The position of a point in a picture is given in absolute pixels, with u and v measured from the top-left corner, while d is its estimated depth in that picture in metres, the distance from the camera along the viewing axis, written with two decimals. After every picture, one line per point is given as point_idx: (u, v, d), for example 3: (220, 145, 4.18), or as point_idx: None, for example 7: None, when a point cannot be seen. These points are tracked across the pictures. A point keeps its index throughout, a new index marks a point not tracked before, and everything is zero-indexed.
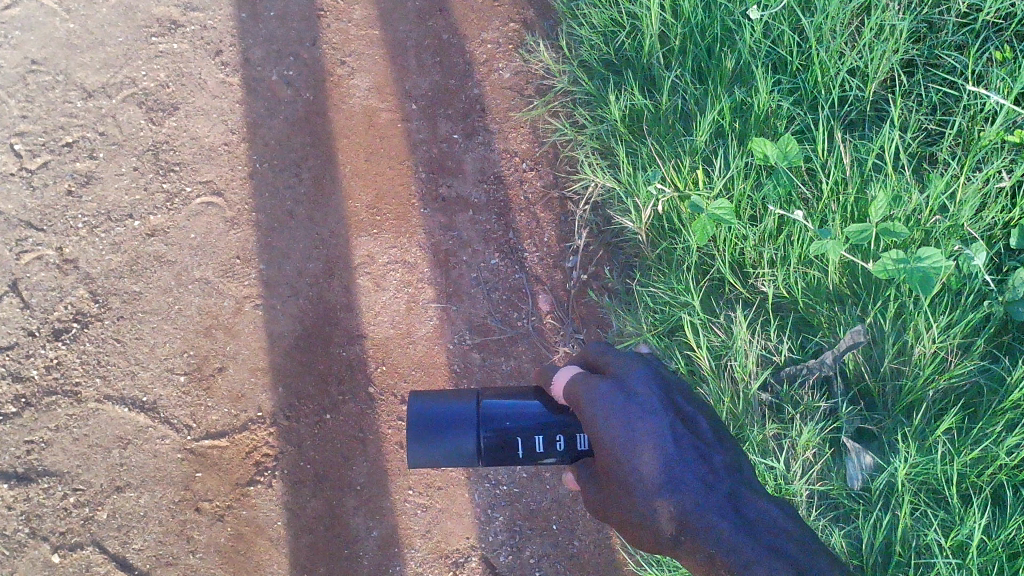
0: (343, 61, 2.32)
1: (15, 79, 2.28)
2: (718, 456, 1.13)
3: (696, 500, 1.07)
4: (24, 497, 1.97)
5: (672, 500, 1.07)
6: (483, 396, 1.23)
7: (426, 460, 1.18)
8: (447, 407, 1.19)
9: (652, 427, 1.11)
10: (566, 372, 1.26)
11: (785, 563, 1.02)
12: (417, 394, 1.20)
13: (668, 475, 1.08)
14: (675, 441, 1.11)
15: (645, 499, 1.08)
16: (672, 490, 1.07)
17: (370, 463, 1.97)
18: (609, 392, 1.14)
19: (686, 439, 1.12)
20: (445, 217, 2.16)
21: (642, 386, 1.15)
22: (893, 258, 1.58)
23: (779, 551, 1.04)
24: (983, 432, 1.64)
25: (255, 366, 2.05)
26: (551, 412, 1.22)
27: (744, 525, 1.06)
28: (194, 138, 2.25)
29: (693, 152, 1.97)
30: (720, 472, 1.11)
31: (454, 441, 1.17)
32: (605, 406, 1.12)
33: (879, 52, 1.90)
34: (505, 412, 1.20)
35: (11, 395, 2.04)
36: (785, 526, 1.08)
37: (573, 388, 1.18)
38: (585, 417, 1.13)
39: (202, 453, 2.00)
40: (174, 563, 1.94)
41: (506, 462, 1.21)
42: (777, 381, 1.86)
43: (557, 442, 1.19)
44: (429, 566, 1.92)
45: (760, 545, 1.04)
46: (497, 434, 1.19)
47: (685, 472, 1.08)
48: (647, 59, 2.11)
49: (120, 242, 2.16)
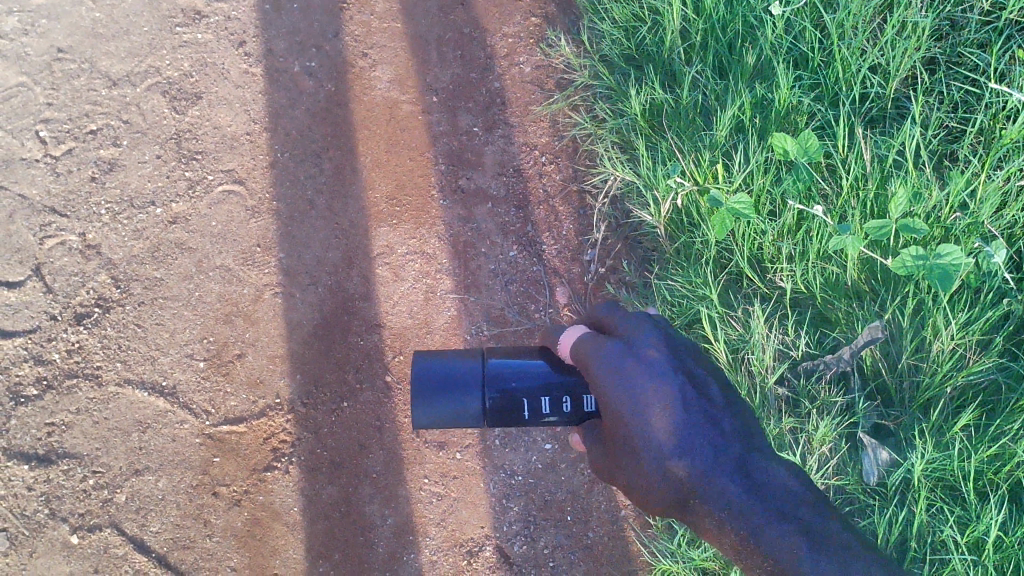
0: (365, 53, 2.33)
1: (42, 67, 2.30)
2: (729, 417, 1.14)
3: (706, 464, 1.10)
4: (44, 479, 2.00)
5: (681, 464, 1.10)
6: (488, 357, 1.30)
7: (435, 419, 1.25)
8: (454, 366, 1.26)
9: (660, 389, 1.12)
10: (572, 332, 1.29)
11: (795, 526, 1.08)
12: (424, 355, 1.27)
13: (676, 439, 1.11)
14: (684, 402, 1.12)
15: (655, 463, 1.11)
16: (682, 454, 1.10)
17: (386, 451, 1.98)
18: (618, 353, 1.16)
19: (696, 400, 1.13)
20: (464, 209, 2.18)
21: (651, 347, 1.17)
22: (912, 254, 1.58)
23: (789, 515, 1.09)
24: (1001, 429, 1.64)
25: (273, 353, 2.07)
26: (557, 371, 1.29)
27: (753, 491, 1.10)
28: (216, 128, 2.27)
29: (714, 147, 1.98)
30: (730, 436, 1.13)
31: (461, 400, 1.25)
32: (613, 368, 1.15)
33: (902, 49, 1.89)
34: (510, 373, 1.28)
35: (33, 377, 2.07)
36: (795, 488, 1.12)
37: (581, 349, 1.21)
38: (593, 379, 1.17)
39: (220, 438, 2.02)
40: (191, 547, 1.96)
41: (511, 422, 1.28)
42: (794, 376, 1.87)
43: (564, 403, 1.26)
44: (443, 554, 1.93)
45: (771, 510, 1.09)
46: (503, 393, 1.26)
47: (694, 437, 1.11)
48: (668, 54, 2.11)
49: (142, 228, 2.18)
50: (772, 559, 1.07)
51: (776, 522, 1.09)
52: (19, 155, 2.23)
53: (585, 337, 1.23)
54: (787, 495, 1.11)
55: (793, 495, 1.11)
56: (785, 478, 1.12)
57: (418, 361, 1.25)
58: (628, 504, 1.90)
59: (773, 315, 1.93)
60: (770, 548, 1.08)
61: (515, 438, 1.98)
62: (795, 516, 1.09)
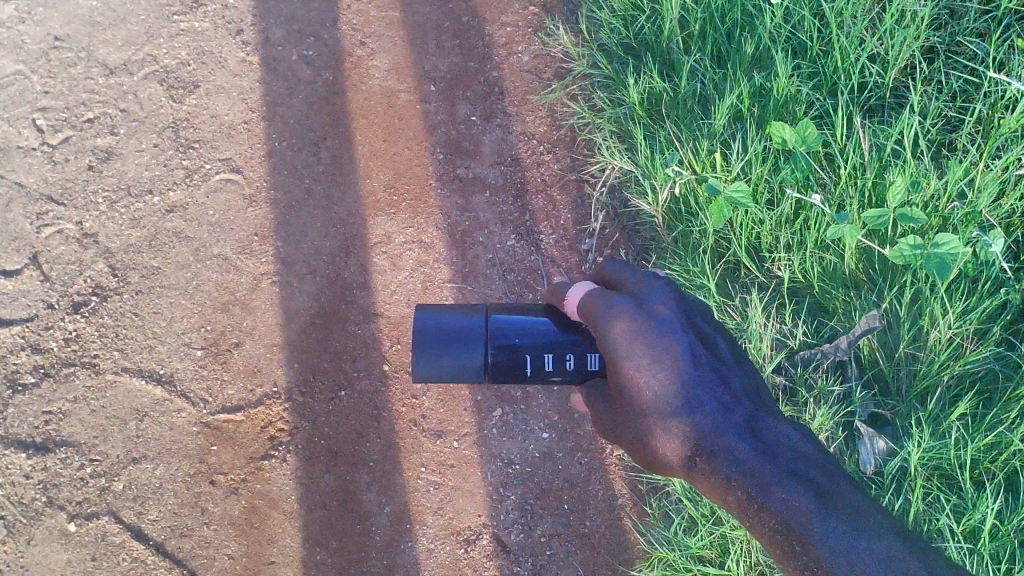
0: (363, 42, 2.32)
1: (38, 55, 2.29)
2: (736, 377, 1.18)
3: (715, 421, 1.12)
4: (42, 467, 2.00)
5: (689, 422, 1.12)
6: (493, 313, 1.30)
7: (436, 374, 1.25)
8: (457, 320, 1.27)
9: (670, 346, 1.14)
10: (581, 288, 1.28)
11: (803, 484, 1.06)
12: (427, 307, 1.28)
13: (686, 396, 1.13)
14: (694, 360, 1.15)
15: (663, 419, 1.13)
16: (691, 410, 1.12)
17: (384, 440, 1.99)
18: (627, 308, 1.17)
19: (705, 359, 1.16)
20: (462, 198, 2.17)
21: (662, 304, 1.18)
22: (910, 243, 1.57)
23: (798, 474, 1.07)
24: (998, 418, 1.64)
25: (271, 342, 2.07)
26: (561, 331, 1.28)
27: (762, 448, 1.10)
28: (214, 116, 2.26)
29: (712, 136, 1.98)
30: (737, 396, 1.16)
31: (463, 353, 1.25)
32: (622, 321, 1.15)
33: (901, 39, 1.89)
34: (513, 329, 1.27)
35: (30, 366, 2.06)
36: (803, 450, 1.11)
37: (589, 303, 1.21)
38: (602, 332, 1.17)
39: (217, 427, 2.02)
40: (189, 535, 1.96)
41: (514, 380, 1.28)
42: (791, 365, 1.87)
43: (568, 361, 1.25)
44: (441, 542, 1.93)
45: (780, 468, 1.07)
46: (505, 349, 1.25)
47: (703, 394, 1.13)
48: (667, 42, 2.10)
49: (140, 217, 2.18)
50: (781, 516, 1.03)
51: (783, 480, 1.06)
52: (16, 144, 2.22)
53: (593, 292, 1.22)
54: (795, 456, 1.10)
55: (800, 457, 1.10)
56: (793, 440, 1.12)
57: (421, 313, 1.26)
58: (625, 492, 1.91)
59: (771, 304, 1.93)
60: (778, 505, 1.04)
61: (512, 426, 1.98)
62: (804, 475, 1.07)
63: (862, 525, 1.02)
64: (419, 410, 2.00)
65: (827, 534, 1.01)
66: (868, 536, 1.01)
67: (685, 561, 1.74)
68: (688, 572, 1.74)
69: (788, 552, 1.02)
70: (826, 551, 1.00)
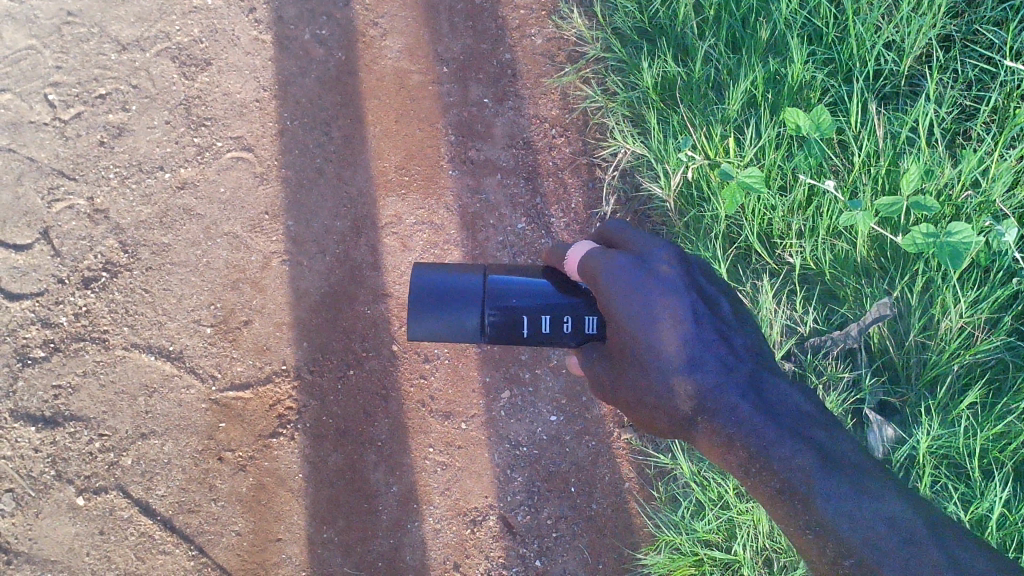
0: (375, 22, 2.31)
1: (50, 30, 2.28)
2: (737, 336, 1.18)
3: (716, 381, 1.14)
4: (50, 441, 2.00)
5: (692, 381, 1.14)
6: (493, 274, 1.29)
7: (432, 334, 1.25)
8: (456, 280, 1.26)
9: (675, 304, 1.14)
10: (582, 247, 1.27)
11: (806, 444, 1.11)
12: (427, 267, 1.27)
13: (689, 356, 1.14)
14: (696, 320, 1.14)
15: (664, 379, 1.14)
16: (692, 370, 1.14)
17: (391, 420, 1.99)
18: (631, 267, 1.14)
19: (707, 318, 1.16)
20: (473, 180, 2.17)
21: (665, 263, 1.16)
22: (923, 232, 1.57)
23: (804, 437, 1.12)
24: (1007, 408, 1.64)
25: (280, 321, 2.07)
26: (561, 293, 1.27)
27: (763, 407, 1.14)
28: (226, 94, 2.26)
29: (725, 121, 1.98)
30: (739, 354, 1.16)
31: (460, 313, 1.24)
32: (627, 280, 1.13)
33: (917, 26, 1.88)
34: (510, 290, 1.26)
35: (40, 340, 2.06)
36: (806, 409, 1.16)
37: (591, 262, 1.19)
38: (605, 293, 1.14)
39: (226, 404, 2.02)
40: (196, 511, 1.97)
41: (512, 341, 1.27)
42: (801, 351, 1.87)
43: (565, 323, 1.24)
44: (447, 523, 1.93)
45: (781, 428, 1.12)
46: (501, 311, 1.24)
47: (705, 354, 1.14)
48: (681, 27, 2.09)
49: (150, 193, 2.17)
50: None
51: (786, 440, 1.11)
52: (28, 118, 2.22)
53: (594, 252, 1.20)
54: (798, 416, 1.14)
55: (803, 419, 1.14)
56: (795, 402, 1.16)
57: (419, 272, 1.25)
58: (632, 476, 1.92)
59: (781, 290, 1.93)
60: (781, 466, 1.10)
61: (520, 409, 1.98)
62: (806, 434, 1.12)
63: (862, 486, 1.08)
64: (427, 390, 2.01)
65: (831, 495, 1.07)
66: (870, 497, 1.07)
67: (692, 544, 1.75)
68: (694, 555, 1.75)
69: (790, 511, 1.09)
70: (830, 513, 1.06)
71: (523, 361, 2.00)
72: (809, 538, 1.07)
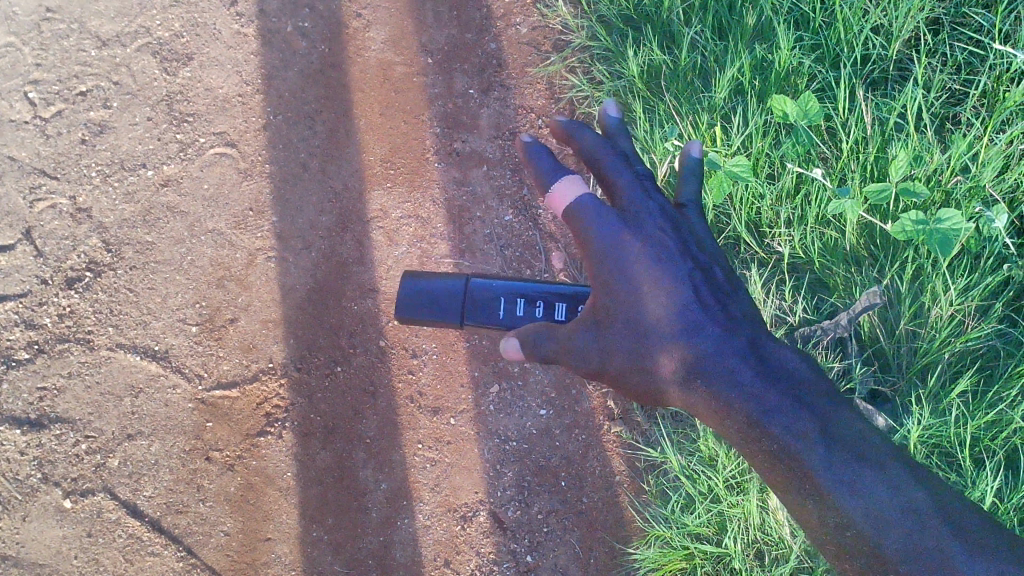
0: (359, 13, 2.31)
1: (30, 27, 2.26)
2: (733, 305, 1.17)
3: (713, 346, 1.13)
4: (37, 443, 1.98)
5: (687, 346, 1.13)
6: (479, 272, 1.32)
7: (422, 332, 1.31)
8: (438, 284, 1.31)
9: (663, 263, 1.15)
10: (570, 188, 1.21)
11: (804, 407, 1.07)
12: (415, 273, 1.33)
13: (682, 319, 1.14)
14: (688, 285, 1.15)
15: (658, 344, 1.14)
16: (687, 334, 1.13)
17: (380, 416, 1.97)
18: (618, 231, 1.17)
19: (700, 284, 1.16)
20: (459, 172, 2.15)
21: (653, 229, 1.18)
22: (912, 219, 1.55)
23: (804, 401, 1.08)
24: (998, 396, 1.63)
25: (266, 318, 2.05)
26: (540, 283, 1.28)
27: (761, 371, 1.10)
28: (208, 89, 2.24)
29: (712, 109, 1.96)
30: (736, 321, 1.15)
31: (443, 313, 1.29)
32: (615, 236, 1.16)
33: (905, 10, 1.85)
34: (491, 288, 1.28)
35: (24, 342, 2.04)
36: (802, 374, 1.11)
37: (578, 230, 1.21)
38: (595, 256, 1.17)
39: (213, 403, 2.00)
40: (185, 511, 1.94)
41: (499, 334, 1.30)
42: (790, 341, 1.84)
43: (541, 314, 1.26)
44: (437, 519, 1.92)
45: (781, 393, 1.08)
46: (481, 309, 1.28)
47: (700, 319, 1.14)
48: (667, 14, 2.07)
49: (133, 191, 2.15)
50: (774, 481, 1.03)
51: (787, 405, 1.07)
52: (8, 117, 2.19)
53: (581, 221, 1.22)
54: (796, 380, 1.10)
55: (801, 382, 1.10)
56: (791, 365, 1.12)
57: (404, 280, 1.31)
58: (622, 470, 1.91)
59: (770, 280, 1.91)
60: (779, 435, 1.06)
61: (509, 403, 1.97)
62: (803, 397, 1.08)
63: (861, 454, 1.04)
64: (415, 386, 1.99)
65: (830, 465, 1.03)
66: (871, 466, 1.03)
67: (683, 539, 1.74)
68: (684, 549, 1.74)
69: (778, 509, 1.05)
70: (829, 479, 1.03)
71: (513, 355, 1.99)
72: (807, 505, 1.04)
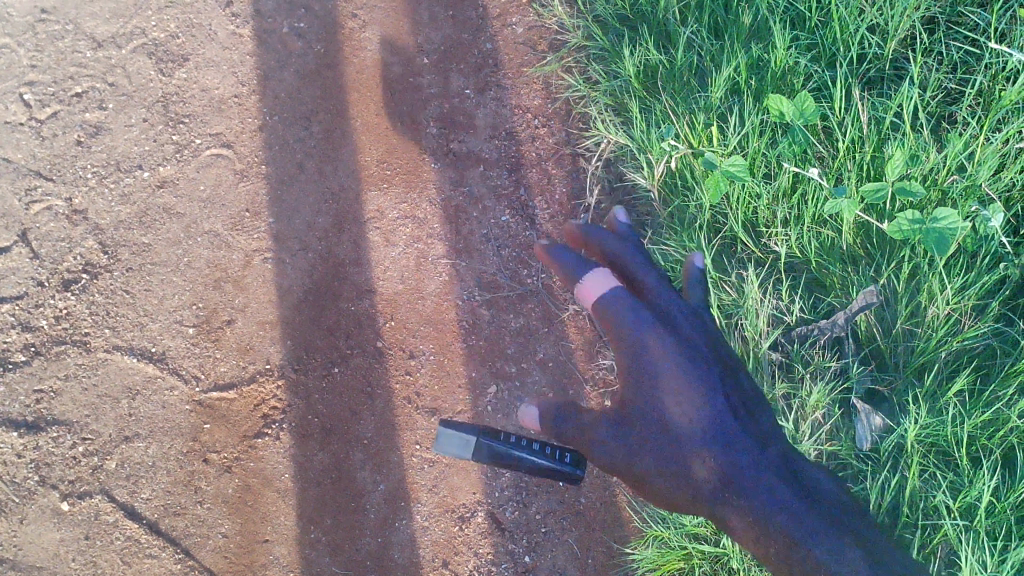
0: (354, 13, 2.31)
1: (25, 27, 2.27)
2: (757, 426, 1.28)
3: (734, 462, 1.22)
4: (34, 446, 1.96)
5: (714, 460, 1.22)
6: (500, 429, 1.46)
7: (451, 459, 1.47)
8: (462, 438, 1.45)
9: (692, 372, 1.27)
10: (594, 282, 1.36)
11: (805, 502, 1.21)
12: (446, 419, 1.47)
13: (707, 428, 1.24)
14: (715, 402, 1.26)
15: (684, 458, 1.24)
16: (711, 446, 1.23)
17: (377, 418, 1.97)
18: (650, 332, 1.30)
19: (726, 400, 1.27)
20: (456, 172, 2.15)
21: (682, 331, 1.33)
22: (908, 219, 1.56)
23: (796, 484, 1.23)
24: (994, 395, 1.63)
25: (263, 319, 2.05)
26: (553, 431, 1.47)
27: (780, 475, 1.23)
28: (204, 90, 2.24)
29: (709, 109, 1.96)
30: (759, 448, 1.24)
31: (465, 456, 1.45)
32: (644, 339, 1.30)
33: (900, 9, 1.85)
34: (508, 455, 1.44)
35: (21, 344, 2.03)
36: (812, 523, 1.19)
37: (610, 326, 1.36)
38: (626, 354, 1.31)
39: (211, 405, 1.99)
40: (182, 514, 1.93)
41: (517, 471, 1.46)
42: (787, 340, 1.85)
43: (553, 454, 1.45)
44: (435, 520, 1.91)
45: (782, 481, 1.22)
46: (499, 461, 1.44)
47: (725, 432, 1.24)
48: (663, 13, 2.08)
49: (130, 193, 2.15)
50: None
51: (783, 488, 1.21)
52: (3, 119, 2.19)
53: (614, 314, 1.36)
54: (803, 494, 1.22)
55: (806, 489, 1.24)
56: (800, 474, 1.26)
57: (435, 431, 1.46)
58: None
59: (767, 279, 1.91)
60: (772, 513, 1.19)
61: (506, 404, 1.97)
62: (812, 498, 1.22)
63: (842, 536, 1.19)
64: (412, 387, 1.99)
65: (818, 541, 1.18)
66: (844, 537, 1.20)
67: (680, 538, 1.75)
68: (682, 549, 1.75)
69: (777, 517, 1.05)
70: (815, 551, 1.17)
71: (510, 355, 2.00)
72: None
